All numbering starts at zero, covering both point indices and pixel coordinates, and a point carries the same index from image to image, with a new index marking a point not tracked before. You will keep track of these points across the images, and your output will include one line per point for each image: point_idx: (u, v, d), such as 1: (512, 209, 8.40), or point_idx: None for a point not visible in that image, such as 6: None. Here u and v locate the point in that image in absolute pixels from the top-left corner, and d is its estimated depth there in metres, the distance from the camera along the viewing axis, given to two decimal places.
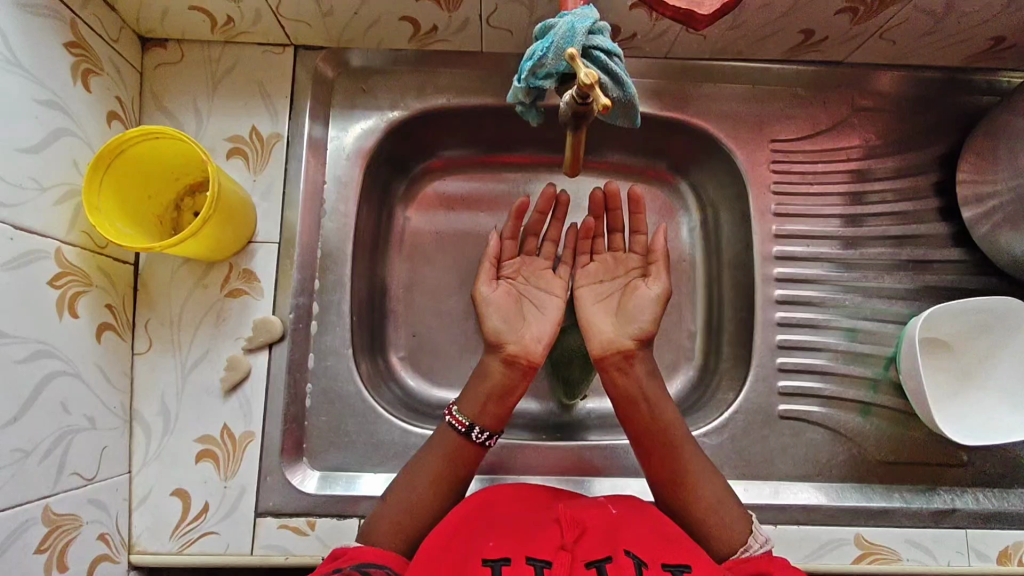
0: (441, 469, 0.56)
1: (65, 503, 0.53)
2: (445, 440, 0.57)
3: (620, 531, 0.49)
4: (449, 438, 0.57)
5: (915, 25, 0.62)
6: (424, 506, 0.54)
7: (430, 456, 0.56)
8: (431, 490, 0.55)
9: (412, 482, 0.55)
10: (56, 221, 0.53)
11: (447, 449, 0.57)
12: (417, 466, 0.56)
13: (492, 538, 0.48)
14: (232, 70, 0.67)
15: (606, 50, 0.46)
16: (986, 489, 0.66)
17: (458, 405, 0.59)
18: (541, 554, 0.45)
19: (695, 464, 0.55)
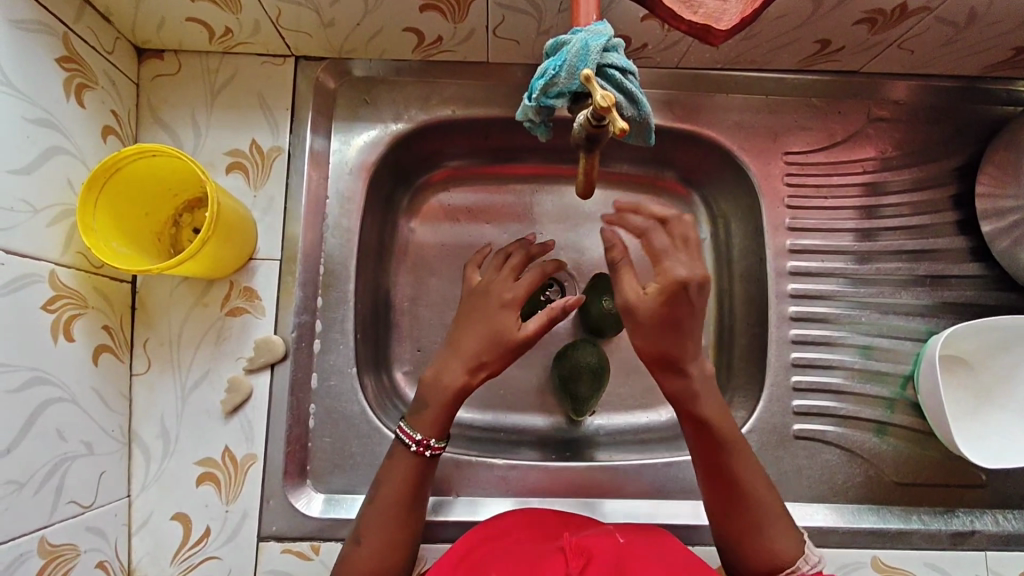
0: (403, 490, 0.54)
1: (61, 532, 0.52)
2: (405, 464, 0.55)
3: (624, 557, 0.48)
4: (406, 461, 0.55)
5: (934, 35, 0.60)
6: (393, 537, 0.53)
7: (389, 482, 0.54)
8: (398, 520, 0.53)
9: (379, 514, 0.53)
10: (50, 243, 0.52)
11: (406, 472, 0.55)
12: (379, 496, 0.54)
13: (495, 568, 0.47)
14: (230, 81, 0.66)
15: (620, 68, 0.44)
16: (1005, 510, 0.64)
17: (405, 420, 0.56)
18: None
19: (755, 481, 0.53)
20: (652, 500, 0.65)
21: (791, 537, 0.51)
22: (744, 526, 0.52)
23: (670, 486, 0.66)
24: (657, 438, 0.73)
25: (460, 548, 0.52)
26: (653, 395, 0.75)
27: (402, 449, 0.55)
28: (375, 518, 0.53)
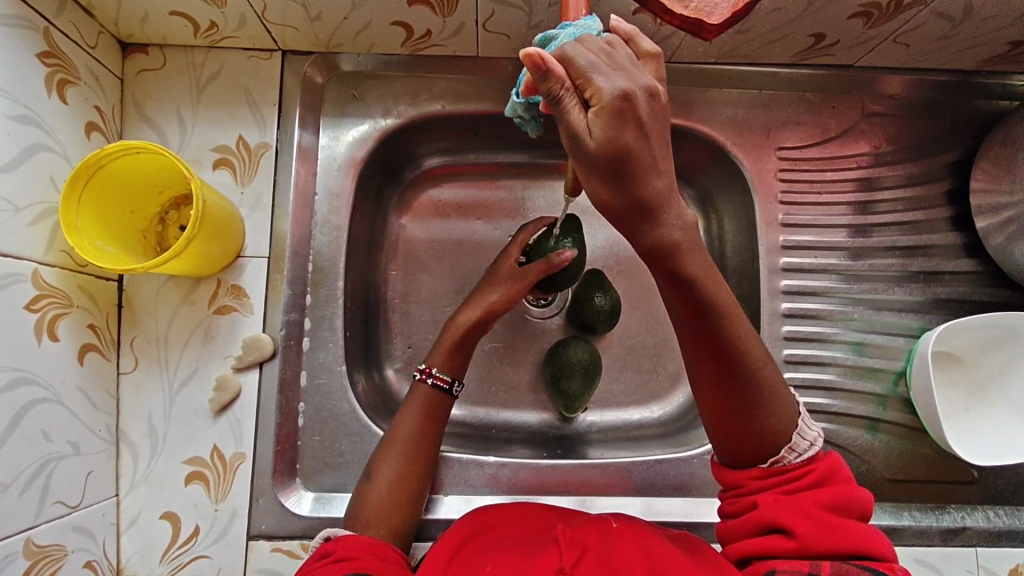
0: (419, 428, 0.58)
1: (48, 533, 0.51)
2: (420, 402, 0.59)
3: (616, 549, 0.48)
4: (421, 395, 0.59)
5: (930, 29, 0.60)
6: (406, 472, 0.56)
7: (403, 421, 0.58)
8: (410, 453, 0.56)
9: (390, 448, 0.56)
10: (33, 242, 0.51)
11: (422, 407, 0.59)
12: (394, 432, 0.58)
13: (490, 562, 0.47)
14: (217, 76, 0.65)
15: None
16: (996, 507, 0.64)
17: (432, 364, 0.61)
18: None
19: (774, 397, 0.47)
20: (643, 497, 0.65)
21: (790, 419, 0.48)
22: (742, 432, 0.48)
23: (661, 483, 0.65)
24: (650, 435, 0.73)
25: (452, 537, 0.52)
26: (646, 391, 0.75)
27: (416, 386, 0.60)
28: (386, 455, 0.56)
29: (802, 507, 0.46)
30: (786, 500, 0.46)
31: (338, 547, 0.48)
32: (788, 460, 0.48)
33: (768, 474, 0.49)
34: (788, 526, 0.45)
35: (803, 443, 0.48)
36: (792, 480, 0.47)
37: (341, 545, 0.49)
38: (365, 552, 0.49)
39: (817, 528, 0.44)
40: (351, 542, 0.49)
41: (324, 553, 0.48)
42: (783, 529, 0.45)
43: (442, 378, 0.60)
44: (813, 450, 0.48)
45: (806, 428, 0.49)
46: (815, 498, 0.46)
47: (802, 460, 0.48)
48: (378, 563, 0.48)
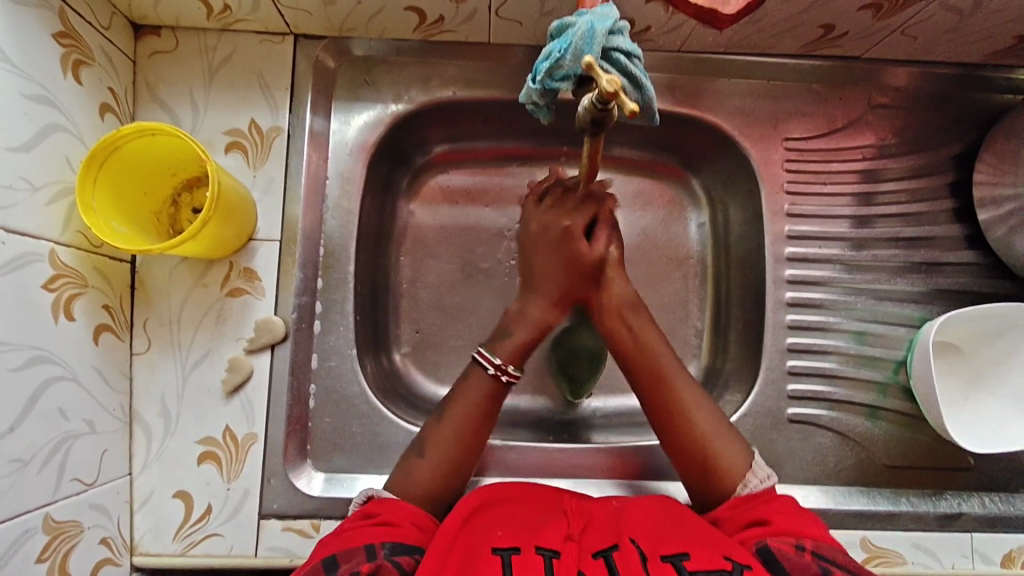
0: (471, 419, 0.57)
1: (65, 509, 0.52)
2: (481, 386, 0.58)
3: (622, 523, 0.51)
4: (483, 385, 0.58)
5: (939, 22, 0.60)
6: (457, 456, 0.56)
7: (462, 403, 0.57)
8: (463, 438, 0.56)
9: (446, 431, 0.56)
10: (49, 222, 0.51)
11: (482, 395, 0.57)
12: (449, 414, 0.57)
13: (500, 529, 0.49)
14: (229, 59, 0.65)
15: (626, 52, 0.45)
16: (991, 493, 0.66)
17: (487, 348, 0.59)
18: (549, 544, 0.46)
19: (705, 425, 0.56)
20: (647, 481, 0.66)
21: (742, 457, 0.56)
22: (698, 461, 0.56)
23: (665, 468, 0.67)
24: None
25: (466, 502, 0.52)
26: None
27: (478, 371, 0.58)
28: (440, 437, 0.56)
29: (774, 508, 0.51)
30: (765, 504, 0.52)
31: (381, 510, 0.50)
32: (750, 486, 0.54)
33: (742, 501, 0.53)
34: (768, 517, 0.50)
35: (761, 473, 0.55)
36: (765, 497, 0.53)
37: (384, 509, 0.51)
38: (407, 519, 0.50)
39: (794, 521, 0.49)
40: (395, 509, 0.51)
41: (367, 514, 0.50)
42: (763, 523, 0.50)
43: (514, 375, 0.58)
44: (769, 482, 0.54)
45: (758, 466, 0.55)
46: (783, 504, 0.52)
47: (762, 485, 0.54)
48: (413, 534, 0.49)
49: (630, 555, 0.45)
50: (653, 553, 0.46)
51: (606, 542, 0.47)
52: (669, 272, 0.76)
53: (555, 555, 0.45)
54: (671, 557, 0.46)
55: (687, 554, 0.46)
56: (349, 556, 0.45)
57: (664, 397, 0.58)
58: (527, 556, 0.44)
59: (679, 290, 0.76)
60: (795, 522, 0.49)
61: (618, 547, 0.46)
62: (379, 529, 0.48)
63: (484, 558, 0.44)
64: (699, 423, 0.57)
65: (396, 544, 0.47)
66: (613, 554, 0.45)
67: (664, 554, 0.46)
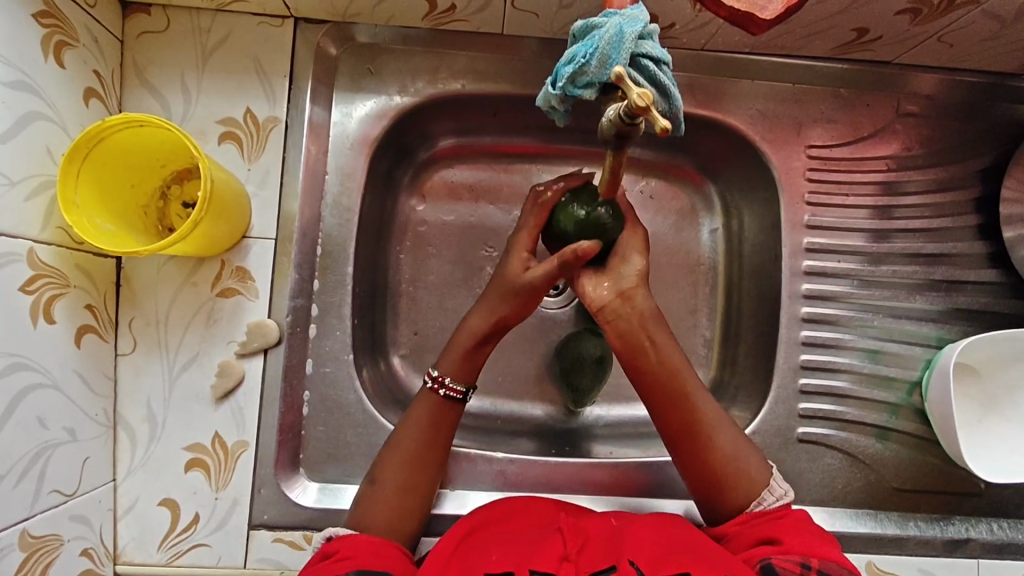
0: (420, 439, 0.55)
1: (43, 523, 0.49)
2: (428, 411, 0.56)
3: (622, 544, 0.48)
4: (426, 403, 0.56)
5: (979, 30, 0.57)
6: (412, 478, 0.54)
7: (411, 427, 0.55)
8: (414, 464, 0.54)
9: (398, 451, 0.55)
10: (28, 219, 0.48)
11: (428, 414, 0.55)
12: (398, 438, 0.55)
13: (494, 552, 0.46)
14: (223, 42, 0.60)
15: (656, 58, 0.41)
16: (1000, 519, 0.65)
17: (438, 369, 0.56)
18: (545, 565, 0.44)
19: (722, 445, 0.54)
20: (651, 498, 0.64)
21: (763, 471, 0.54)
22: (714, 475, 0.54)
23: (669, 484, 0.65)
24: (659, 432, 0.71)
25: (464, 522, 0.52)
26: None
27: (422, 391, 0.56)
28: (393, 459, 0.54)
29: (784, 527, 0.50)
30: (774, 522, 0.51)
31: (339, 547, 0.48)
32: (765, 504, 0.53)
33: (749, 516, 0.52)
34: (777, 537, 0.49)
35: (778, 490, 0.53)
36: (776, 516, 0.52)
37: (342, 544, 0.49)
38: (365, 548, 0.48)
39: (806, 541, 0.48)
40: (353, 542, 0.49)
41: (326, 553, 0.48)
42: (771, 541, 0.49)
43: (455, 389, 0.55)
44: (786, 499, 0.53)
45: (776, 483, 0.54)
46: (797, 524, 0.50)
47: (777, 504, 0.53)
48: (377, 561, 0.47)
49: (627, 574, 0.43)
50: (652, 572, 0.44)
51: (603, 562, 0.45)
52: (679, 278, 0.73)
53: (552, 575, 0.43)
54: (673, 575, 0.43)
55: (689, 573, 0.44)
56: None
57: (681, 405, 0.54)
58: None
59: (688, 297, 0.73)
60: (805, 542, 0.48)
61: (614, 569, 0.44)
62: (340, 563, 0.46)
63: None
64: (722, 442, 0.54)
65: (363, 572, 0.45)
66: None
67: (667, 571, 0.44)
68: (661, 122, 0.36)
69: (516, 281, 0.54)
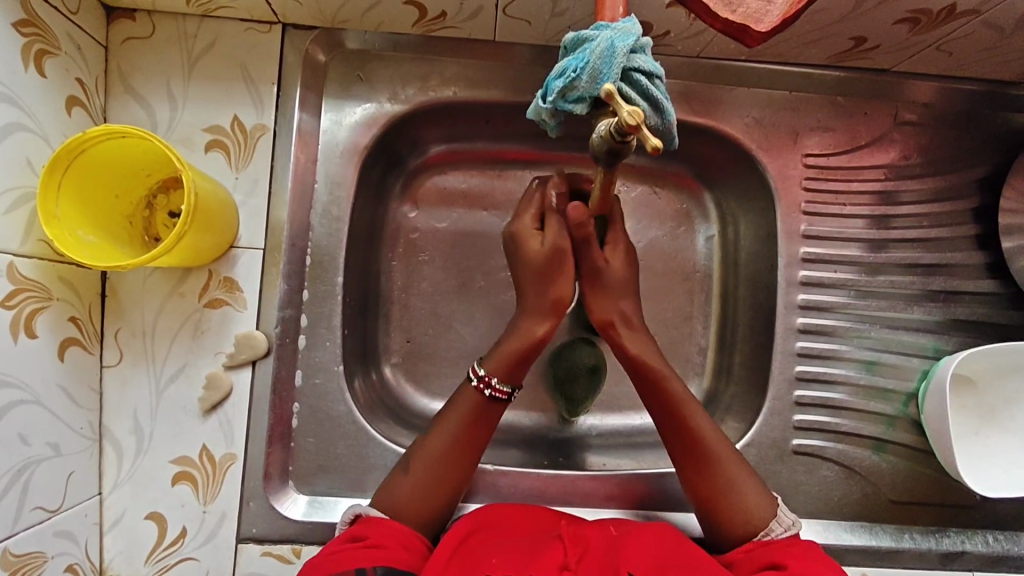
0: (458, 437, 0.54)
1: (26, 541, 0.49)
2: (470, 409, 0.55)
3: (620, 553, 0.48)
4: (468, 401, 0.55)
5: (978, 39, 0.57)
6: (445, 473, 0.53)
7: (451, 419, 0.55)
8: (448, 458, 0.54)
9: (434, 445, 0.54)
10: (8, 233, 0.47)
11: (468, 411, 0.55)
12: (437, 430, 0.55)
13: (496, 554, 0.46)
14: (210, 48, 0.59)
15: (648, 72, 0.40)
16: (996, 532, 0.64)
17: (483, 365, 0.55)
18: None
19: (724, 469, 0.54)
20: (645, 510, 0.63)
21: (769, 502, 0.53)
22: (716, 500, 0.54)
23: (662, 496, 0.64)
24: (653, 442, 0.71)
25: (463, 523, 0.50)
26: None
27: (465, 387, 0.56)
28: (428, 453, 0.54)
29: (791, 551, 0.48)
30: (783, 547, 0.49)
31: (370, 533, 0.48)
32: (773, 533, 0.52)
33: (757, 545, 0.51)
34: (783, 561, 0.47)
35: (786, 520, 0.53)
36: (785, 543, 0.50)
37: (372, 531, 0.49)
38: (395, 540, 0.48)
39: (812, 564, 0.46)
40: (387, 531, 0.49)
41: (354, 537, 0.48)
42: (777, 566, 0.47)
43: (501, 390, 0.55)
44: (794, 530, 0.52)
45: (785, 513, 0.53)
46: (807, 549, 0.49)
47: (786, 534, 0.52)
48: (406, 556, 0.47)
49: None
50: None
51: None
52: (674, 286, 0.72)
53: None
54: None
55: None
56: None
57: (683, 425, 0.56)
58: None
59: (683, 306, 0.72)
60: (811, 565, 0.46)
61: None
62: (368, 551, 0.46)
63: None
64: (725, 465, 0.54)
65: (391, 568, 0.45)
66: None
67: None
68: (654, 142, 0.35)
69: (540, 254, 0.54)
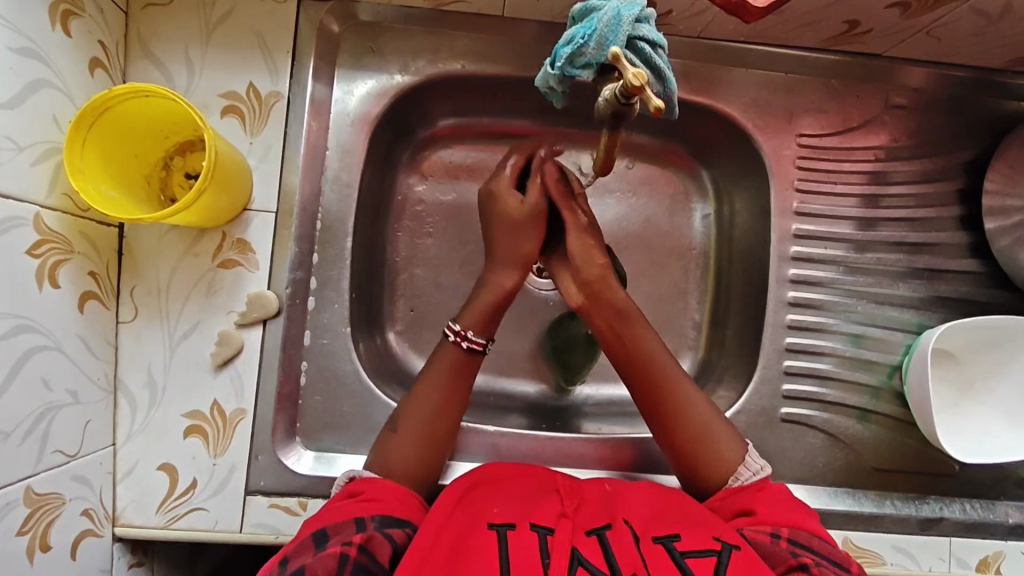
0: (443, 397, 0.56)
1: (46, 482, 0.51)
2: (450, 363, 0.57)
3: (615, 505, 0.50)
4: (449, 357, 0.57)
5: (966, 24, 0.60)
6: (435, 429, 0.55)
7: (430, 380, 0.57)
8: (437, 413, 0.56)
9: (421, 407, 0.56)
10: (35, 184, 0.49)
11: (449, 366, 0.57)
12: (417, 392, 0.57)
13: (498, 505, 0.48)
14: (227, 17, 0.61)
15: (652, 42, 0.43)
16: (972, 500, 0.67)
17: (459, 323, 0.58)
18: (543, 520, 0.46)
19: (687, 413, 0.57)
20: (641, 473, 0.66)
21: (738, 448, 0.56)
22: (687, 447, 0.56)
23: (657, 460, 0.66)
24: None
25: (460, 481, 0.51)
26: None
27: (446, 346, 0.58)
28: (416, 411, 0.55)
29: (762, 498, 0.52)
30: (755, 495, 0.52)
31: (366, 488, 0.50)
32: (743, 479, 0.54)
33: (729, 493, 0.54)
34: (754, 508, 0.51)
35: (754, 466, 0.55)
36: (756, 489, 0.53)
37: (368, 485, 0.50)
38: (394, 497, 0.50)
39: (781, 512, 0.51)
40: (381, 485, 0.50)
41: (352, 492, 0.50)
42: (749, 512, 0.51)
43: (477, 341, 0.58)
44: (763, 473, 0.55)
45: (753, 458, 0.55)
46: (772, 495, 0.53)
47: (755, 478, 0.54)
48: (400, 508, 0.49)
49: (622, 535, 0.45)
50: (643, 534, 0.47)
51: (599, 520, 0.47)
52: (670, 262, 0.75)
53: (549, 532, 0.45)
54: (662, 538, 0.46)
55: (678, 536, 0.46)
56: (340, 530, 0.46)
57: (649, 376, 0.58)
58: (523, 533, 0.44)
59: (678, 280, 0.75)
60: (780, 515, 0.50)
61: (610, 526, 0.46)
62: (366, 504, 0.48)
63: (482, 534, 0.44)
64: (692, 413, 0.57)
65: (387, 518, 0.47)
66: (606, 532, 0.45)
67: (656, 534, 0.47)
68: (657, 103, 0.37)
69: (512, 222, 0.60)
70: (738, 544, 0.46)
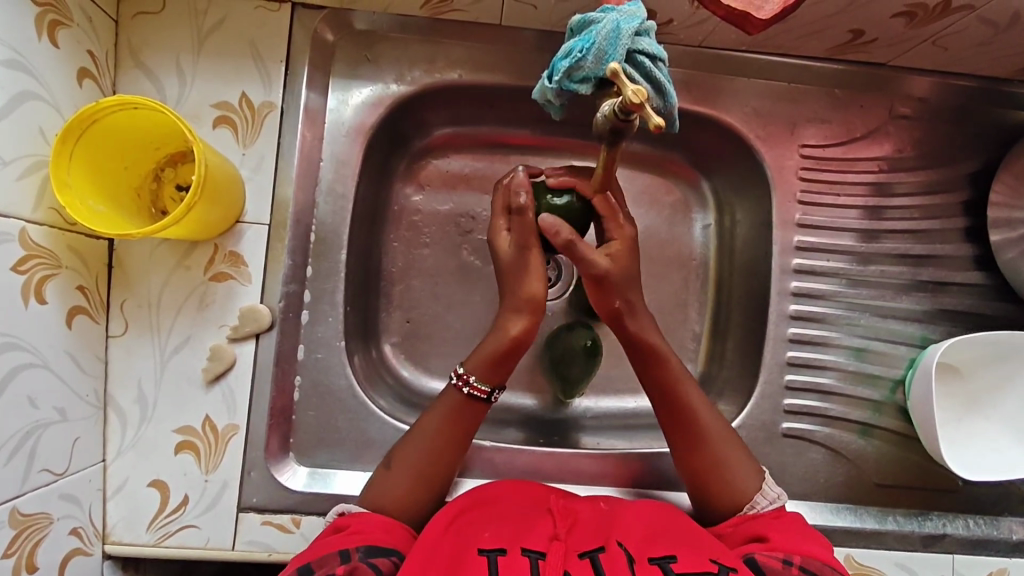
0: (439, 439, 0.54)
1: (33, 502, 0.49)
2: (452, 408, 0.55)
3: (610, 526, 0.49)
4: (451, 399, 0.55)
5: (972, 34, 0.58)
6: (429, 469, 0.54)
7: (429, 418, 0.55)
8: (433, 454, 0.54)
9: (421, 434, 0.55)
10: (20, 198, 0.48)
11: (449, 410, 0.55)
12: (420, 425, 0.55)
13: (489, 529, 0.47)
14: (220, 25, 0.60)
15: (652, 56, 0.42)
16: (976, 516, 0.66)
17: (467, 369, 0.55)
18: (535, 545, 0.45)
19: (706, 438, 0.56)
20: (639, 489, 0.65)
21: (754, 475, 0.55)
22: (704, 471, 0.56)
23: (656, 476, 0.65)
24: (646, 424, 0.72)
25: (455, 502, 0.50)
26: None
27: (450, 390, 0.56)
28: (413, 450, 0.54)
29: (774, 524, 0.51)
30: (769, 522, 0.51)
31: (353, 521, 0.49)
32: (759, 507, 0.54)
33: (742, 519, 0.53)
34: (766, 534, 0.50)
35: (771, 493, 0.54)
36: (772, 516, 0.52)
37: (356, 519, 0.50)
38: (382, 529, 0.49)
39: (794, 538, 0.49)
40: (366, 519, 0.50)
41: (339, 527, 0.49)
42: (761, 538, 0.50)
43: (480, 388, 0.55)
44: (780, 502, 0.54)
45: (770, 486, 0.55)
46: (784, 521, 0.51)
47: (772, 506, 0.54)
48: (387, 538, 0.48)
49: (616, 557, 0.44)
50: (639, 555, 0.46)
51: (593, 543, 0.46)
52: (670, 272, 0.74)
53: (541, 557, 0.44)
54: (659, 560, 0.45)
55: (675, 557, 0.45)
56: (324, 563, 0.44)
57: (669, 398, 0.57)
58: (514, 558, 0.43)
59: (679, 291, 0.74)
60: (795, 541, 0.49)
61: (604, 550, 0.45)
62: (352, 537, 0.47)
63: (472, 561, 0.43)
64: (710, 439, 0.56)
65: (372, 548, 0.46)
66: (600, 555, 0.44)
67: (653, 555, 0.46)
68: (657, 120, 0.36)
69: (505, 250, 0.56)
70: (735, 566, 0.45)
